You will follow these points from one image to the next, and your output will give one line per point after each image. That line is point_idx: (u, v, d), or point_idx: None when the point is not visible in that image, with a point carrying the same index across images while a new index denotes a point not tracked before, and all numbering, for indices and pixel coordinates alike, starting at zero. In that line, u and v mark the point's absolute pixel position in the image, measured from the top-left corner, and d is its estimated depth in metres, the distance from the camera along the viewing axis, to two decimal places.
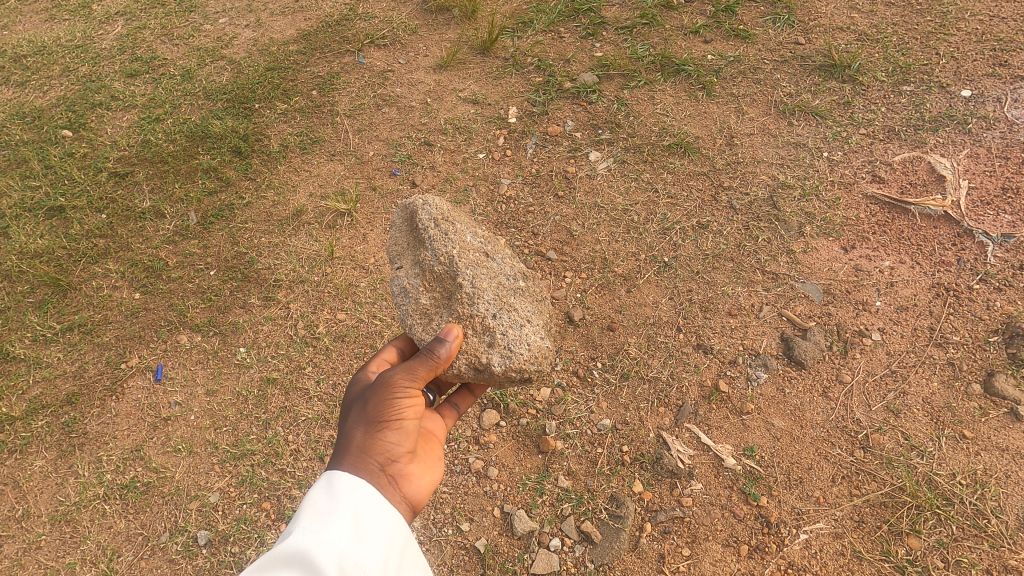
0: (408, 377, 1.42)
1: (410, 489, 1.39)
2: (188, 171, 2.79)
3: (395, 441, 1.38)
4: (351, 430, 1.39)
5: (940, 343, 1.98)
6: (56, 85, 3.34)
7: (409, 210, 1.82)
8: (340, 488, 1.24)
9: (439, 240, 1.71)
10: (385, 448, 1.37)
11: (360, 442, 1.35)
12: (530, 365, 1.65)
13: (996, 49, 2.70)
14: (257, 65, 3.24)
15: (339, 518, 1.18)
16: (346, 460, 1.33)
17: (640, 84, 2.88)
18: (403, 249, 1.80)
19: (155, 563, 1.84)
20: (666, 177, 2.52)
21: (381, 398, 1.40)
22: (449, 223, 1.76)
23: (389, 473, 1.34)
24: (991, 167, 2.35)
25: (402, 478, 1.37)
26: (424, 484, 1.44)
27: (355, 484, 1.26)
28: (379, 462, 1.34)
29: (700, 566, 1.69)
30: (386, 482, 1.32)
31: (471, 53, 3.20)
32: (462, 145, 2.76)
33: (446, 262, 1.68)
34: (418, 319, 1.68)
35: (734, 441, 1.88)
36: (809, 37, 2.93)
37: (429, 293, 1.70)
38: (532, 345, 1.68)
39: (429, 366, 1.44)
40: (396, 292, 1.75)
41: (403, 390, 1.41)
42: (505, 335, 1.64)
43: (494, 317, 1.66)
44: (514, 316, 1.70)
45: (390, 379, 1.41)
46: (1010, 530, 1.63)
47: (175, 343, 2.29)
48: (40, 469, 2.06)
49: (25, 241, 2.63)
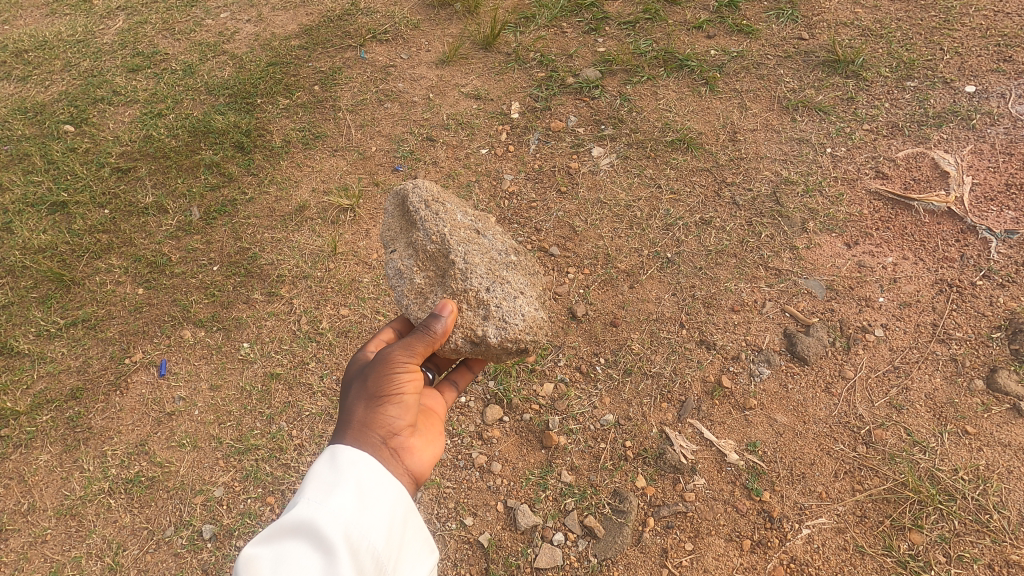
0: (407, 353, 1.46)
1: (412, 462, 1.38)
2: (190, 166, 2.79)
3: (395, 414, 1.39)
4: (352, 405, 1.39)
5: (942, 339, 1.98)
6: (58, 80, 3.33)
7: (400, 194, 1.83)
8: (342, 461, 1.23)
9: (430, 220, 1.73)
10: (386, 421, 1.37)
11: (361, 416, 1.36)
12: (526, 335, 1.65)
13: (1000, 45, 2.69)
14: (258, 60, 3.24)
15: (343, 489, 1.17)
16: (348, 434, 1.33)
17: (643, 79, 2.87)
18: (396, 232, 1.81)
19: (161, 557, 1.85)
20: (668, 172, 2.52)
21: (380, 373, 1.42)
22: (440, 203, 1.78)
23: (390, 446, 1.34)
24: (994, 163, 2.35)
25: (404, 451, 1.37)
26: (425, 458, 1.43)
27: (357, 457, 1.25)
28: (381, 435, 1.34)
29: (703, 561, 1.70)
30: (388, 454, 1.32)
31: (473, 48, 3.19)
32: (465, 141, 2.75)
33: (438, 240, 1.70)
34: (414, 298, 1.70)
35: (737, 437, 1.89)
36: (812, 32, 2.93)
37: (423, 273, 1.72)
38: (527, 316, 1.68)
39: (427, 342, 1.49)
40: (391, 275, 1.77)
41: (402, 366, 1.44)
42: (499, 308, 1.65)
43: (488, 290, 1.66)
44: (507, 289, 1.70)
45: (389, 356, 1.45)
46: (1012, 525, 1.64)
47: (178, 338, 2.29)
48: (44, 463, 2.06)
49: (28, 236, 2.63)
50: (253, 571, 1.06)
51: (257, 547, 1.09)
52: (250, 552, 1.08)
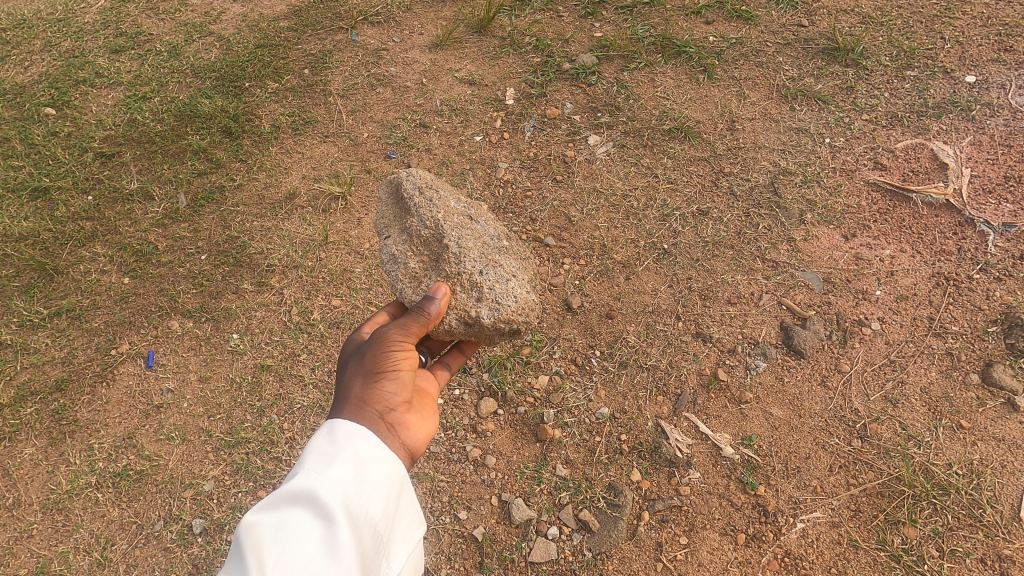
0: (402, 332, 1.45)
1: (408, 437, 1.35)
2: (176, 152, 2.72)
3: (391, 390, 1.37)
4: (349, 382, 1.37)
5: (938, 332, 1.98)
6: (38, 61, 3.23)
7: (393, 182, 1.79)
8: (341, 433, 1.20)
9: (425, 206, 1.69)
10: (382, 397, 1.34)
11: (359, 393, 1.34)
12: (518, 316, 1.63)
13: (1001, 34, 2.66)
14: (246, 42, 3.15)
15: (342, 460, 1.14)
16: (346, 409, 1.30)
17: (640, 66, 2.82)
18: (390, 220, 1.77)
19: (150, 552, 1.82)
20: (665, 162, 2.48)
21: (376, 351, 1.41)
22: (433, 190, 1.76)
23: (387, 421, 1.31)
24: (993, 155, 2.33)
25: (400, 426, 1.34)
26: (421, 434, 1.39)
27: (356, 429, 1.21)
28: (378, 410, 1.32)
29: (698, 555, 1.70)
30: (385, 429, 1.29)
31: (467, 32, 3.11)
32: (459, 128, 2.70)
33: (432, 225, 1.67)
34: (408, 283, 1.65)
35: (732, 431, 1.88)
36: (813, 19, 2.88)
37: (417, 257, 1.68)
38: (519, 298, 1.66)
39: (422, 322, 1.47)
40: (385, 261, 1.72)
41: (397, 344, 1.43)
42: (492, 290, 1.63)
43: (481, 273, 1.64)
44: (500, 272, 1.69)
45: (385, 335, 1.44)
46: (1004, 520, 1.65)
47: (166, 329, 2.24)
48: (29, 457, 2.03)
49: (9, 223, 2.56)
50: (254, 538, 1.03)
51: (258, 514, 1.06)
52: (250, 519, 1.05)
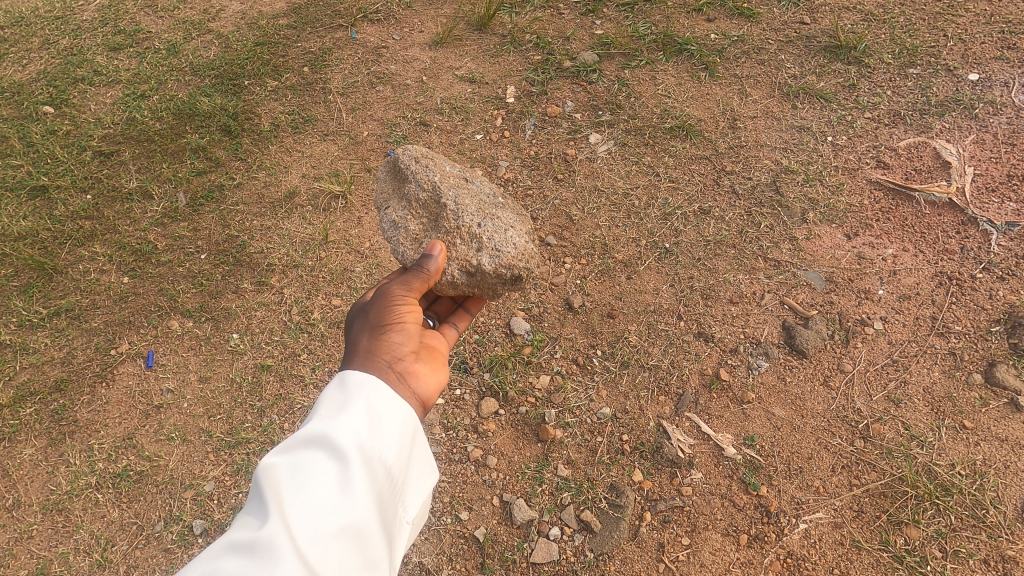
0: (404, 289, 1.47)
1: (419, 386, 1.31)
2: (176, 150, 2.71)
3: (399, 341, 1.36)
4: (357, 338, 1.37)
5: (941, 332, 1.97)
6: (36, 59, 3.21)
7: (391, 161, 1.83)
8: (352, 382, 1.18)
9: (421, 173, 1.71)
10: (390, 347, 1.33)
11: (366, 345, 1.33)
12: (519, 262, 1.61)
13: (1005, 32, 2.65)
14: (246, 39, 3.13)
15: (355, 407, 1.12)
16: (355, 361, 1.29)
17: (641, 64, 2.81)
18: (390, 194, 1.79)
19: (151, 553, 1.82)
20: (667, 160, 2.47)
21: (380, 307, 1.42)
22: (429, 158, 1.77)
23: (396, 370, 1.29)
24: (996, 153, 2.32)
25: (410, 376, 1.31)
26: (433, 383, 1.35)
27: (366, 378, 1.19)
28: (386, 360, 1.30)
29: (700, 556, 1.69)
30: (394, 377, 1.27)
31: (468, 29, 3.10)
32: (460, 126, 2.68)
33: (429, 187, 1.68)
34: (410, 245, 1.66)
35: (734, 431, 1.87)
36: (815, 16, 2.87)
37: (417, 221, 1.69)
38: (519, 244, 1.64)
39: (422, 279, 1.49)
40: (387, 229, 1.74)
41: (400, 299, 1.44)
42: (491, 239, 1.61)
43: (480, 225, 1.63)
44: (499, 222, 1.66)
45: (387, 292, 1.46)
46: (1008, 520, 1.65)
47: (165, 328, 2.24)
48: (29, 458, 2.02)
49: (8, 222, 2.55)
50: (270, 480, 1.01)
51: (272, 457, 1.05)
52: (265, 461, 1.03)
